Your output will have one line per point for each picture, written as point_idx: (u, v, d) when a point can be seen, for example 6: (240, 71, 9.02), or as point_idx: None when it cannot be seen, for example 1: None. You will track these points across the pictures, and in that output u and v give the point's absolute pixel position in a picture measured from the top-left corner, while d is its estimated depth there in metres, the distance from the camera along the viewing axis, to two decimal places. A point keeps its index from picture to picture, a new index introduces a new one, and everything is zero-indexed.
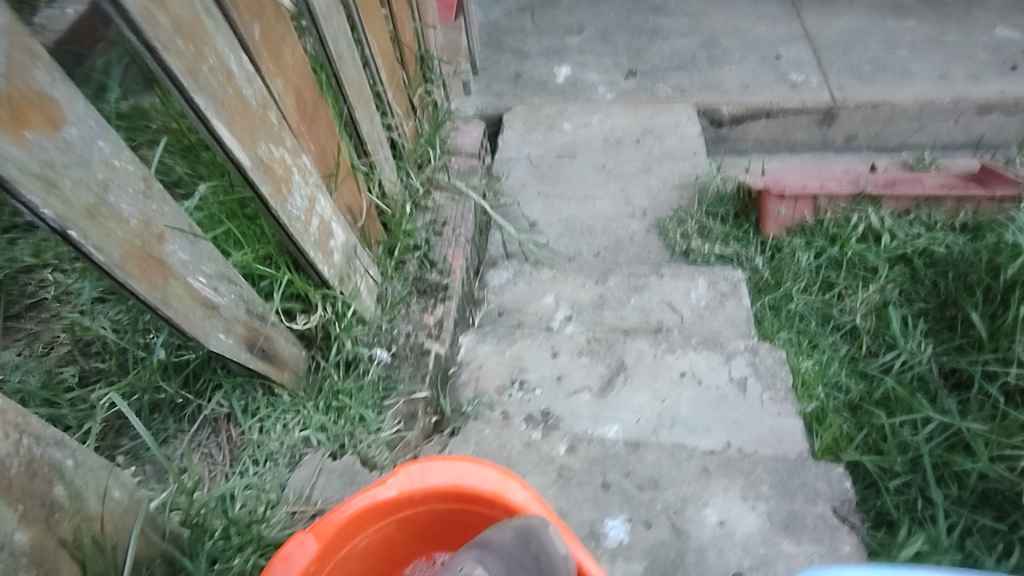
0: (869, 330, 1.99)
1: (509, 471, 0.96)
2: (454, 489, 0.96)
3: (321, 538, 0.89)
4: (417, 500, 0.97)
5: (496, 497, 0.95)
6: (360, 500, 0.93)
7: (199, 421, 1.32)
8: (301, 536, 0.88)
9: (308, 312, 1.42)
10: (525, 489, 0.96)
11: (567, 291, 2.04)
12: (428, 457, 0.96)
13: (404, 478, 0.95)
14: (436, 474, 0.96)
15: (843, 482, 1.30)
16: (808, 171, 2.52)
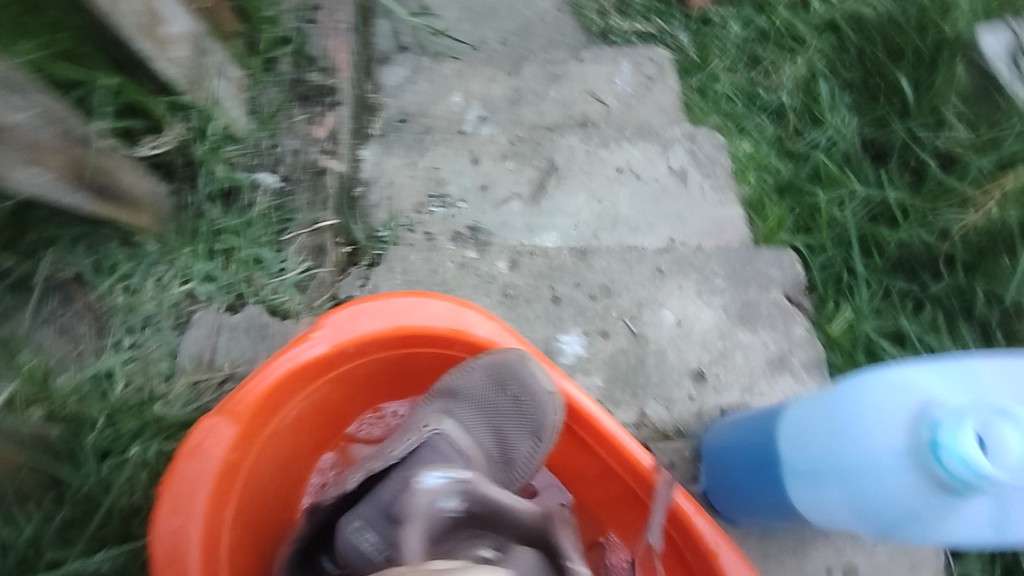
0: (795, 108, 1.85)
1: (465, 302, 0.86)
2: (398, 331, 0.84)
3: (237, 419, 0.75)
4: (352, 353, 0.83)
5: (453, 334, 0.85)
6: (282, 363, 0.79)
7: (40, 289, 1.00)
8: (210, 422, 0.74)
9: (156, 132, 1.10)
10: (486, 320, 0.87)
11: (477, 87, 1.73)
12: (358, 300, 0.83)
13: (333, 328, 0.82)
14: (370, 318, 0.83)
15: (794, 265, 1.27)
16: None
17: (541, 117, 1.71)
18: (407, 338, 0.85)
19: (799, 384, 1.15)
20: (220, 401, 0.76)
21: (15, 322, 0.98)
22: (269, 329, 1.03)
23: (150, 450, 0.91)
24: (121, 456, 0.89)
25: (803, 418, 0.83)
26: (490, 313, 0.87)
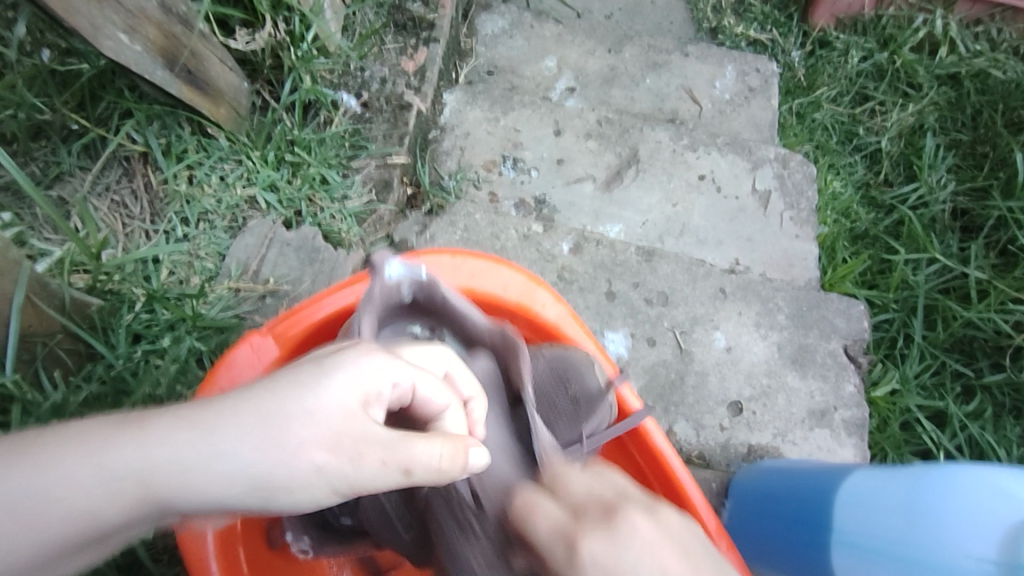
0: (892, 156, 1.72)
1: (536, 280, 0.85)
2: (467, 293, 0.84)
3: (284, 343, 0.75)
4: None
5: (520, 307, 0.85)
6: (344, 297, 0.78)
7: (105, 158, 0.98)
8: (257, 339, 0.74)
9: (253, 29, 1.07)
10: (555, 304, 0.86)
11: (572, 57, 1.66)
12: (433, 253, 0.84)
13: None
14: (440, 275, 0.83)
15: (862, 320, 1.21)
16: None
17: (630, 103, 1.63)
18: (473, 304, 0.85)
19: (836, 443, 1.09)
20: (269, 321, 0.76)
21: (75, 185, 0.97)
22: (321, 253, 0.98)
23: (184, 346, 0.88)
24: (153, 344, 0.87)
25: (866, 500, 0.76)
26: (559, 296, 0.85)
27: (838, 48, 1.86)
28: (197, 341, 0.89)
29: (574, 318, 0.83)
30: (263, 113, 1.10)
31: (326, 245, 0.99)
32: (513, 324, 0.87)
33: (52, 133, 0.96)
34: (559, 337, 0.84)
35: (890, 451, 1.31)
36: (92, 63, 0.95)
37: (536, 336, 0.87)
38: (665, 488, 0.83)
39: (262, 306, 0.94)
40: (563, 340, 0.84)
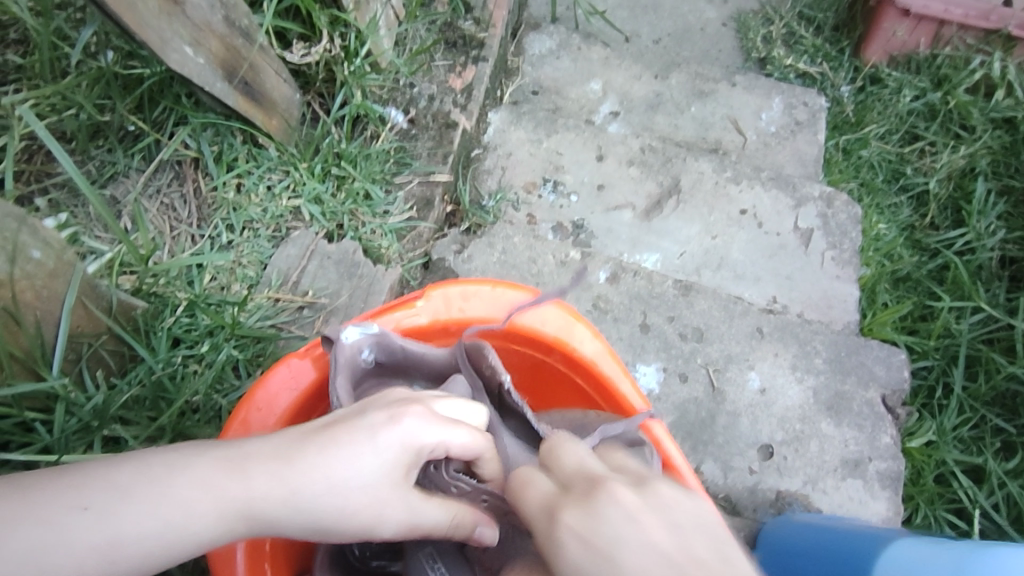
0: (940, 199, 1.66)
1: (576, 315, 0.85)
2: (504, 324, 0.84)
3: (321, 366, 0.76)
4: (452, 332, 0.85)
5: (557, 342, 0.84)
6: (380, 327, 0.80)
7: (157, 162, 1.01)
8: (294, 361, 0.75)
9: (309, 42, 1.08)
10: (593, 339, 0.85)
11: (618, 81, 1.66)
12: (472, 282, 0.84)
13: (440, 303, 0.83)
14: (479, 305, 0.84)
15: (903, 370, 1.17)
16: None
17: (674, 130, 1.61)
18: (510, 334, 0.85)
19: (869, 496, 1.06)
20: (308, 342, 0.77)
21: (128, 186, 0.99)
22: (360, 268, 0.99)
23: (221, 353, 0.89)
24: (191, 350, 0.88)
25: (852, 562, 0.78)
26: (598, 333, 0.84)
27: (889, 86, 1.82)
28: (234, 350, 0.90)
29: (610, 356, 0.82)
30: (312, 124, 1.11)
31: (365, 262, 1.00)
32: (548, 357, 0.87)
33: (109, 133, 0.99)
34: (595, 375, 0.83)
35: (923, 506, 1.28)
36: (153, 69, 0.97)
37: (572, 370, 0.86)
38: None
39: (299, 317, 0.95)
40: (600, 377, 0.84)
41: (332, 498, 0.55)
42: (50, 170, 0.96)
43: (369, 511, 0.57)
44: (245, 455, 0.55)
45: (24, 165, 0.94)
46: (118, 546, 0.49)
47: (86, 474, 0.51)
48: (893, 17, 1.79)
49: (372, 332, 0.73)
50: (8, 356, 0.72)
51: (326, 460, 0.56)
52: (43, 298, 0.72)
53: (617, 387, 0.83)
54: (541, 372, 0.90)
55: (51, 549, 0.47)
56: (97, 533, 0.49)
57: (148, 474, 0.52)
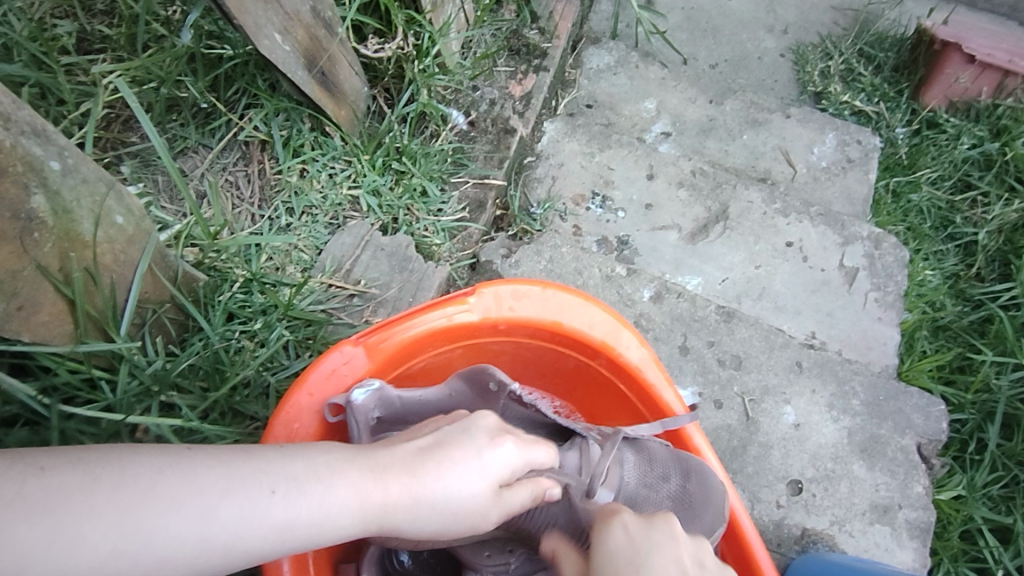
0: (989, 250, 1.63)
1: (624, 321, 0.85)
2: (551, 325, 0.85)
3: (374, 357, 0.78)
4: (500, 330, 0.86)
5: (603, 346, 0.85)
6: (433, 322, 0.81)
7: (227, 141, 1.04)
8: (350, 349, 0.77)
9: (383, 38, 1.12)
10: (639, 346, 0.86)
11: (673, 102, 1.67)
12: (524, 282, 0.84)
13: (492, 301, 0.84)
14: (529, 305, 0.84)
15: (942, 420, 1.15)
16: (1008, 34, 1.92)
17: (724, 156, 1.61)
18: (557, 336, 0.86)
19: (895, 543, 1.04)
20: (363, 328, 0.79)
21: (196, 161, 1.03)
22: (411, 263, 1.02)
23: (273, 332, 0.91)
24: (245, 325, 0.90)
25: None
26: (644, 340, 0.85)
27: (946, 132, 1.80)
28: (286, 330, 0.92)
29: (657, 364, 0.84)
30: (376, 118, 1.13)
31: (417, 257, 1.02)
32: (592, 361, 0.88)
33: (183, 109, 1.02)
34: (639, 381, 0.85)
35: (946, 560, 1.26)
36: (235, 50, 1.01)
37: (614, 375, 0.87)
38: (733, 552, 0.84)
39: (350, 305, 0.97)
40: (643, 384, 0.85)
41: (451, 498, 0.62)
42: (125, 138, 1.00)
43: (477, 517, 0.64)
44: (380, 463, 0.61)
45: (102, 132, 0.98)
46: (277, 531, 0.54)
47: (246, 464, 0.55)
48: (956, 63, 1.79)
49: (374, 388, 0.75)
50: (85, 314, 0.73)
51: (450, 472, 0.63)
52: (119, 261, 0.75)
53: (661, 394, 0.85)
54: (581, 375, 0.91)
55: (229, 520, 0.53)
56: (265, 514, 0.54)
57: (305, 468, 0.57)
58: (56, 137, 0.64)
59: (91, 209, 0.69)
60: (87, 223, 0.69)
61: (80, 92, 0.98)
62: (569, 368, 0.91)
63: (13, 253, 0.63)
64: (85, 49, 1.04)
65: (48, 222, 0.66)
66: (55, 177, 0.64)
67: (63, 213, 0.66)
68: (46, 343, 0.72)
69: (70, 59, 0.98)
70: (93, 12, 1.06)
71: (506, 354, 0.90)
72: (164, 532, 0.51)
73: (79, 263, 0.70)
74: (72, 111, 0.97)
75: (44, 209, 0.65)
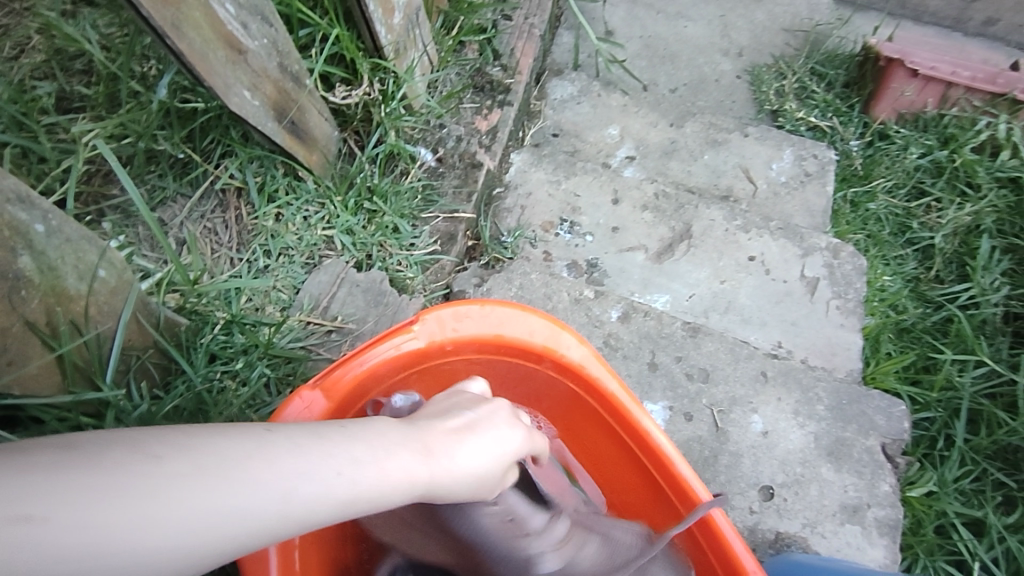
0: (946, 253, 1.71)
1: (560, 323, 0.91)
2: (496, 337, 0.91)
3: (331, 396, 0.81)
4: (448, 350, 0.91)
5: (547, 350, 0.91)
6: (379, 355, 0.85)
7: (204, 190, 1.08)
8: (307, 394, 0.80)
9: (350, 85, 1.16)
10: (579, 344, 0.91)
11: (636, 127, 1.74)
12: (462, 303, 0.89)
13: (435, 325, 0.89)
14: (470, 323, 0.89)
15: (902, 420, 1.20)
16: (944, 50, 2.04)
17: (687, 177, 1.69)
18: (502, 347, 0.92)
19: (867, 541, 1.09)
20: (316, 374, 0.82)
21: (175, 210, 1.07)
22: (386, 297, 1.06)
23: (254, 372, 0.95)
24: (227, 366, 0.94)
25: None
26: (583, 338, 0.90)
27: (897, 142, 1.88)
28: (267, 368, 0.96)
29: (597, 359, 0.88)
30: (346, 159, 1.18)
31: (390, 291, 1.07)
32: (539, 365, 0.93)
33: (161, 160, 1.07)
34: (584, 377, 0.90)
35: (922, 556, 1.30)
36: (208, 103, 1.05)
37: (562, 374, 0.93)
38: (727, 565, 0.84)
39: (328, 340, 1.02)
40: (587, 379, 0.90)
41: (472, 479, 0.64)
42: (105, 191, 1.04)
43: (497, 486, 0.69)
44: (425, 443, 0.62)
45: (83, 187, 1.02)
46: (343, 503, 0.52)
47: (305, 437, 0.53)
48: (900, 78, 1.86)
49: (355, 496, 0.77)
50: (73, 366, 0.77)
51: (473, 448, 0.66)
52: (103, 312, 0.79)
53: (605, 386, 0.90)
54: (533, 379, 0.97)
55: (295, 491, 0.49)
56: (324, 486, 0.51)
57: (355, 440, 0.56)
58: (40, 202, 0.68)
59: (75, 266, 0.73)
60: (72, 279, 0.73)
61: (61, 149, 1.02)
62: (521, 376, 0.97)
63: (2, 312, 0.67)
64: (65, 108, 1.09)
65: (35, 280, 0.70)
66: (39, 238, 0.68)
67: (49, 270, 0.70)
68: (35, 395, 0.75)
69: (50, 119, 1.03)
70: (70, 71, 1.11)
71: (460, 372, 0.95)
72: (230, 498, 0.46)
73: (66, 316, 0.74)
74: (54, 168, 1.01)
75: (30, 268, 0.68)
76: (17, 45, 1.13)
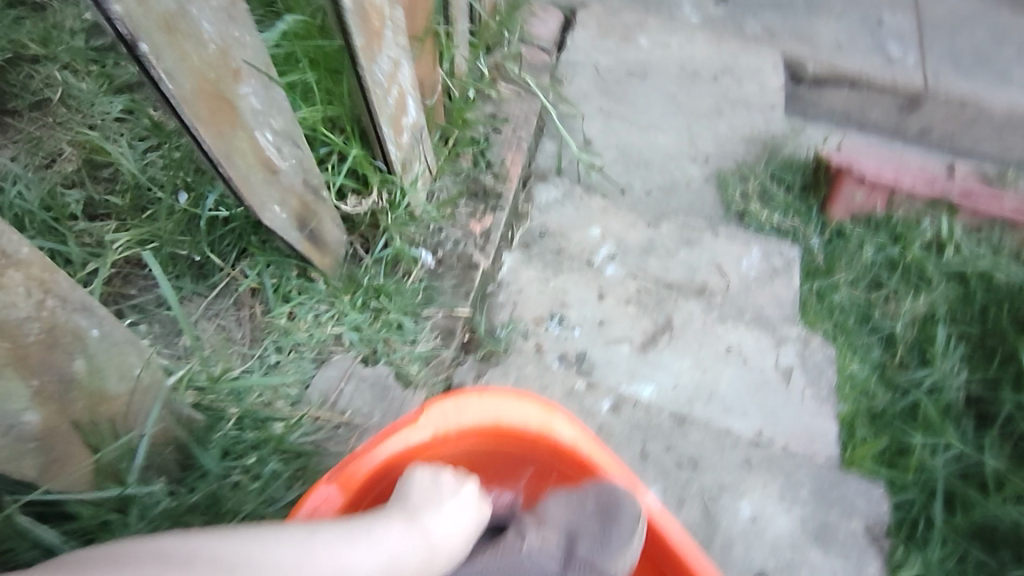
0: (908, 341, 1.85)
1: (552, 407, 1.02)
2: (495, 424, 1.00)
3: (347, 489, 0.89)
4: (451, 438, 1.00)
5: (541, 433, 1.01)
6: (389, 446, 0.94)
7: (220, 289, 1.15)
8: (324, 488, 0.87)
9: (360, 195, 1.26)
10: (570, 424, 1.02)
11: (615, 227, 1.88)
12: (464, 395, 0.99)
13: (439, 417, 0.98)
14: (472, 412, 0.99)
15: (882, 502, 1.26)
16: (886, 158, 2.27)
17: (664, 273, 1.82)
18: (500, 432, 1.02)
19: None
20: (332, 469, 0.89)
21: (191, 308, 1.14)
22: (391, 391, 1.14)
23: (265, 465, 0.99)
24: (239, 460, 0.98)
25: None
26: (573, 418, 1.02)
27: (852, 241, 2.05)
28: (278, 463, 1.01)
29: (589, 437, 1.00)
30: (353, 261, 1.26)
31: (396, 386, 1.14)
32: (535, 447, 1.04)
33: (180, 262, 1.14)
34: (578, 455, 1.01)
35: None
36: (233, 213, 1.12)
37: (557, 454, 1.03)
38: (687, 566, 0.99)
39: (336, 434, 1.07)
40: (581, 456, 1.01)
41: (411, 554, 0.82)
42: (126, 292, 1.11)
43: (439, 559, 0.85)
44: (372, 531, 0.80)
45: (105, 288, 1.09)
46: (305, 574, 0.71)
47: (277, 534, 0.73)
48: (850, 183, 2.03)
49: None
50: (105, 464, 0.82)
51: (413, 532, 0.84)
52: (134, 409, 0.83)
53: (597, 459, 1.02)
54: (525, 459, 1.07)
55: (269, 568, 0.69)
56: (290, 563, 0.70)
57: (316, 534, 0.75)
58: (100, 309, 0.73)
59: (118, 367, 0.78)
60: (114, 379, 0.78)
61: (88, 253, 1.10)
62: (515, 457, 1.07)
63: (52, 413, 0.72)
64: (91, 214, 1.17)
65: (83, 382, 0.74)
66: (93, 343, 0.73)
67: (97, 372, 0.75)
68: (72, 491, 0.81)
69: (80, 225, 1.11)
70: (97, 180, 1.20)
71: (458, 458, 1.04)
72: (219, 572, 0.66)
73: (105, 415, 0.78)
74: (79, 271, 1.08)
75: (82, 371, 0.73)
76: (48, 155, 1.22)
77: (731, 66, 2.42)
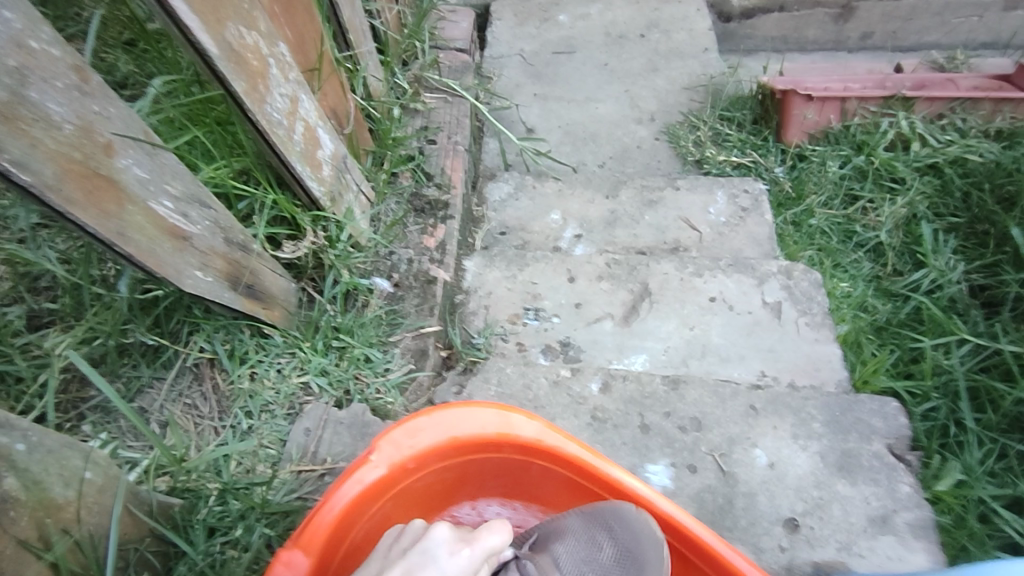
0: (895, 247, 1.81)
1: (508, 407, 0.99)
2: (452, 438, 0.98)
3: (312, 550, 0.85)
4: (411, 465, 0.97)
5: (501, 435, 0.99)
6: (348, 491, 0.90)
7: (178, 368, 1.12)
8: (288, 555, 0.83)
9: (296, 239, 1.23)
10: (531, 420, 0.99)
11: (574, 207, 1.83)
12: (414, 417, 0.96)
13: (392, 448, 0.95)
14: (426, 434, 0.97)
15: (899, 416, 1.22)
16: (830, 71, 2.23)
17: (634, 240, 1.77)
18: (459, 445, 1.00)
19: (904, 548, 1.08)
20: (292, 534, 0.85)
21: (153, 395, 1.10)
22: (371, 426, 1.11)
23: (255, 534, 0.96)
24: (228, 536, 0.95)
25: None
26: (532, 414, 0.99)
27: (815, 160, 2.00)
28: (266, 528, 0.97)
29: (550, 430, 0.97)
30: (308, 305, 1.23)
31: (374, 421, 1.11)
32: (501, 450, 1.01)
33: (132, 351, 1.10)
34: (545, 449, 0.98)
35: (974, 549, 1.26)
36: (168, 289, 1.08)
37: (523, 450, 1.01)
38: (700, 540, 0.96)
39: (322, 484, 1.04)
40: (548, 449, 0.99)
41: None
42: (83, 395, 1.07)
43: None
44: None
45: (60, 396, 1.05)
46: None
47: None
48: (799, 104, 1.98)
49: None
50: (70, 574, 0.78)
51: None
52: (90, 513, 0.80)
53: (566, 450, 0.99)
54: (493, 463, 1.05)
55: None
56: None
57: None
58: (18, 422, 0.72)
59: (60, 474, 0.75)
60: (58, 487, 0.75)
61: (35, 365, 1.06)
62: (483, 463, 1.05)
63: None
64: (35, 325, 1.13)
65: (21, 498, 0.71)
66: (21, 456, 0.71)
67: (34, 485, 0.72)
68: None
69: (22, 339, 1.07)
70: (36, 291, 1.16)
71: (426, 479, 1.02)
72: None
73: (55, 526, 0.75)
74: (31, 384, 1.04)
75: (16, 488, 0.70)
76: None
77: (655, 21, 2.39)
